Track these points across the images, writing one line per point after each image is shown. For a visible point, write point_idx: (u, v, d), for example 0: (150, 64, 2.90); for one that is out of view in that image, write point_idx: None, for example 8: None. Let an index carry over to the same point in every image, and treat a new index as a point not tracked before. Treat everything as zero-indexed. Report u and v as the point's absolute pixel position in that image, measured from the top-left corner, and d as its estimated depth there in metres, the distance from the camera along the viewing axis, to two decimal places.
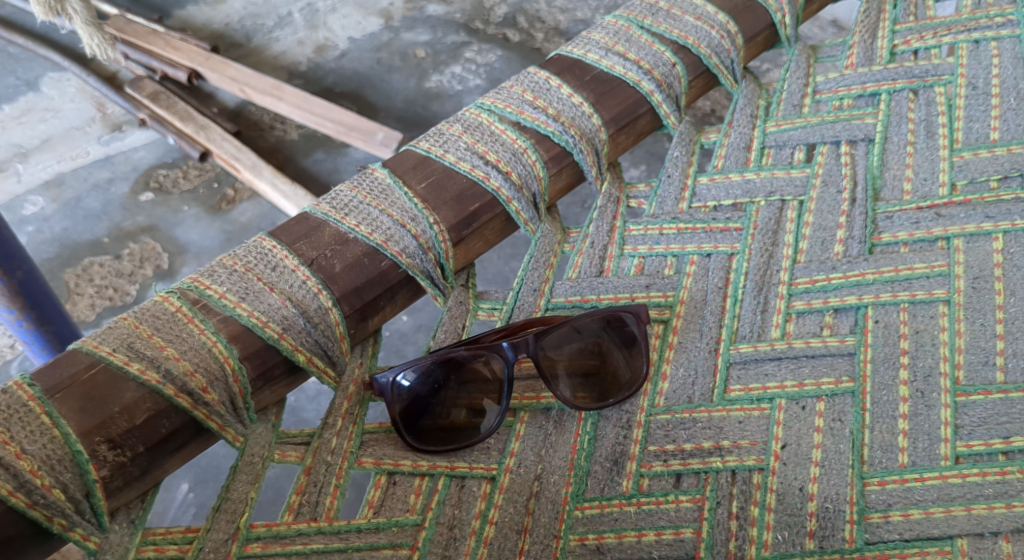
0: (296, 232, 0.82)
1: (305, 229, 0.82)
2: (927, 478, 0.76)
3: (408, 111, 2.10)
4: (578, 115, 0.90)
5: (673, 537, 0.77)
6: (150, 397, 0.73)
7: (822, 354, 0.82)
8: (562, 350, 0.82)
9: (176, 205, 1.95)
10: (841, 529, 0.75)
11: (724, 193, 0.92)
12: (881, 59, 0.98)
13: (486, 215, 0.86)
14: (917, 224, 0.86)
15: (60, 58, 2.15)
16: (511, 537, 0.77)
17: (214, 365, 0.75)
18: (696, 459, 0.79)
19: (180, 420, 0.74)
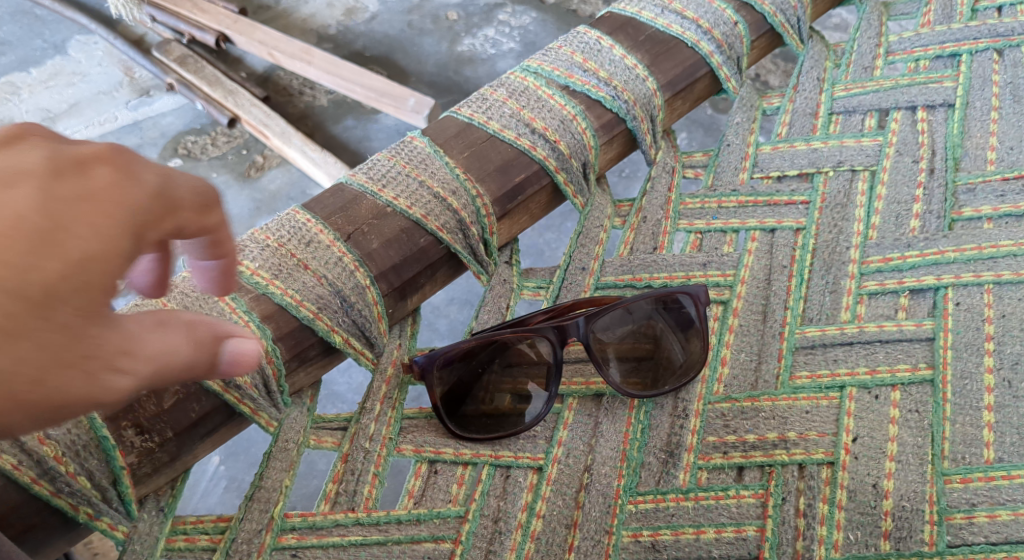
0: (324, 205, 0.76)
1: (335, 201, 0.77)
2: (1017, 476, 0.69)
3: (440, 76, 2.03)
4: (631, 78, 0.84)
5: (735, 536, 0.70)
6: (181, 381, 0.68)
7: (898, 339, 0.76)
8: (612, 325, 0.77)
9: (205, 171, 1.83)
10: (920, 530, 0.69)
11: (788, 162, 0.86)
12: (961, 17, 0.92)
13: (532, 187, 0.80)
14: (1003, 196, 0.80)
15: (88, 20, 2.04)
16: (560, 532, 0.71)
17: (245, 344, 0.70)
18: (759, 451, 0.73)
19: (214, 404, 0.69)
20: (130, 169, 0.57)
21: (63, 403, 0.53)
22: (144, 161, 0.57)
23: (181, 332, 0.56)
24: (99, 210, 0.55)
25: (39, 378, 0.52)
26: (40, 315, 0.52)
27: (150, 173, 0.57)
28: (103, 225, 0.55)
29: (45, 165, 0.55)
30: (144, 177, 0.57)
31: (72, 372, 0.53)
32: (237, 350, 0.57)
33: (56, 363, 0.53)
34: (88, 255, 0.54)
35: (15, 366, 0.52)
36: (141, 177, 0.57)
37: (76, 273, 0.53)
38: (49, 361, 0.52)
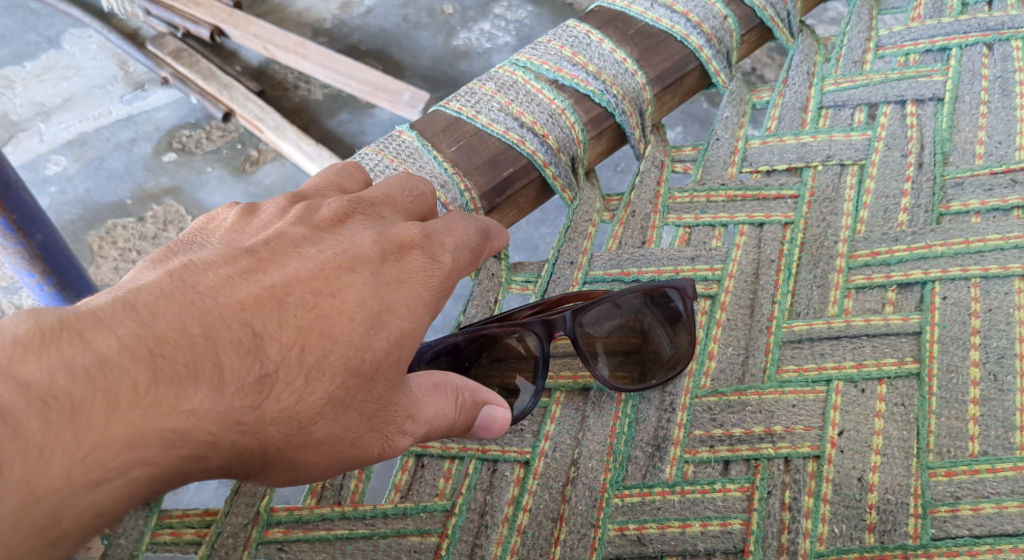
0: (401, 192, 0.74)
1: (411, 196, 0.73)
2: (1000, 470, 0.69)
3: (436, 70, 2.00)
4: (620, 72, 0.84)
5: (720, 529, 0.70)
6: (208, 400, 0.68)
7: (884, 333, 0.76)
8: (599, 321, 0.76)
9: (199, 166, 1.81)
10: (904, 523, 0.69)
11: (777, 156, 0.86)
12: (952, 11, 0.92)
13: (520, 181, 0.80)
14: (991, 191, 0.80)
15: (82, 13, 2.00)
16: (546, 525, 0.71)
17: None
18: (745, 445, 0.73)
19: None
20: (434, 253, 0.69)
21: (363, 458, 0.64)
22: (461, 241, 0.71)
23: (451, 400, 0.66)
24: (409, 291, 0.66)
25: (354, 440, 0.64)
26: (364, 387, 0.64)
27: (446, 253, 0.69)
28: (418, 301, 0.66)
29: (376, 251, 0.67)
30: (444, 248, 0.69)
31: (373, 435, 0.64)
32: (491, 417, 0.68)
33: (365, 426, 0.64)
34: (404, 331, 0.65)
35: (340, 431, 0.63)
36: (440, 260, 0.68)
37: (389, 351, 0.64)
38: (363, 426, 0.64)
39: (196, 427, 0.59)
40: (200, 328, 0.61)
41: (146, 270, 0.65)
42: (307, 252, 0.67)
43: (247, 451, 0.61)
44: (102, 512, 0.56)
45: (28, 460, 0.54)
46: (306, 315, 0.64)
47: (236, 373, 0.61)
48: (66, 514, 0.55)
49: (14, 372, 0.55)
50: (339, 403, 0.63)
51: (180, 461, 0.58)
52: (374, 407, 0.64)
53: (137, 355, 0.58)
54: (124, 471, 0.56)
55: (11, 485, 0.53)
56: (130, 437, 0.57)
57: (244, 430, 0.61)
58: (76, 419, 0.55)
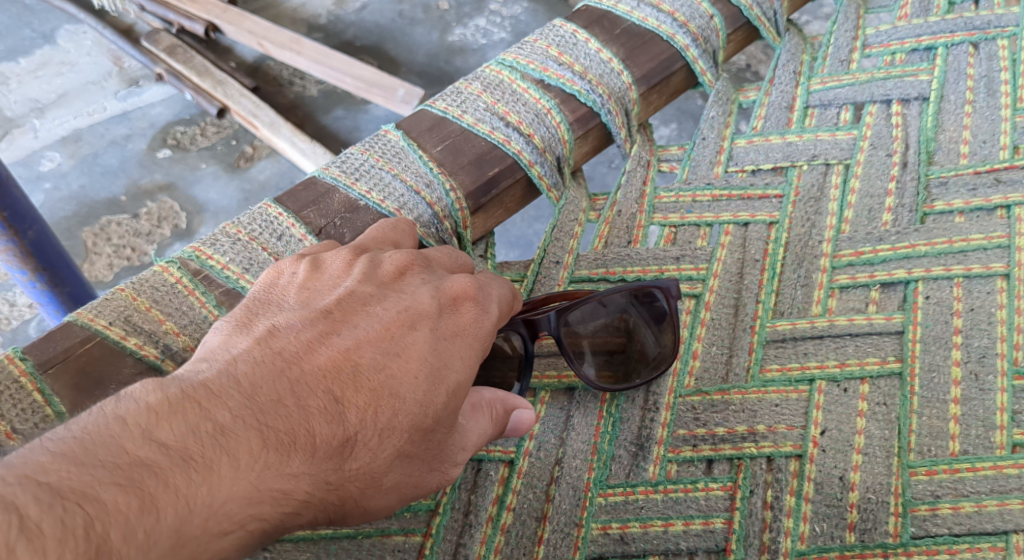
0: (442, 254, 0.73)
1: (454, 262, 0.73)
2: (980, 469, 0.70)
3: (430, 66, 1.97)
4: (606, 72, 0.84)
5: (702, 528, 0.71)
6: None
7: (867, 332, 0.76)
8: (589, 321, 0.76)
9: (194, 162, 1.81)
10: (884, 521, 0.69)
11: (763, 156, 0.86)
12: (938, 10, 0.92)
13: (506, 181, 0.80)
14: (974, 191, 0.80)
15: (76, 9, 1.99)
16: (530, 524, 0.72)
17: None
18: (728, 444, 0.73)
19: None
20: (483, 304, 0.69)
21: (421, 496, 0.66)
22: (504, 290, 0.71)
23: (487, 418, 0.67)
24: (464, 344, 0.67)
25: (420, 481, 0.65)
26: (427, 436, 0.64)
27: (494, 306, 0.69)
28: (471, 356, 0.67)
29: (432, 306, 0.67)
30: (490, 303, 0.69)
31: (434, 473, 0.65)
32: (520, 420, 0.69)
33: (430, 470, 0.65)
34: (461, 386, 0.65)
35: (405, 477, 0.64)
36: (489, 311, 0.69)
37: (454, 401, 0.65)
38: (426, 469, 0.65)
39: (297, 483, 0.61)
40: (293, 394, 0.62)
41: (235, 337, 0.65)
42: (374, 311, 0.67)
43: (332, 507, 0.63)
44: (222, 556, 0.59)
45: (177, 508, 0.57)
46: (378, 375, 0.64)
47: (328, 433, 0.62)
48: (200, 557, 0.57)
49: (148, 434, 0.58)
50: (410, 455, 0.64)
51: (281, 515, 0.60)
52: (433, 456, 0.65)
53: (247, 425, 0.60)
54: (243, 524, 0.59)
55: (162, 532, 0.56)
56: (248, 493, 0.59)
57: (329, 487, 0.62)
58: (208, 475, 0.58)
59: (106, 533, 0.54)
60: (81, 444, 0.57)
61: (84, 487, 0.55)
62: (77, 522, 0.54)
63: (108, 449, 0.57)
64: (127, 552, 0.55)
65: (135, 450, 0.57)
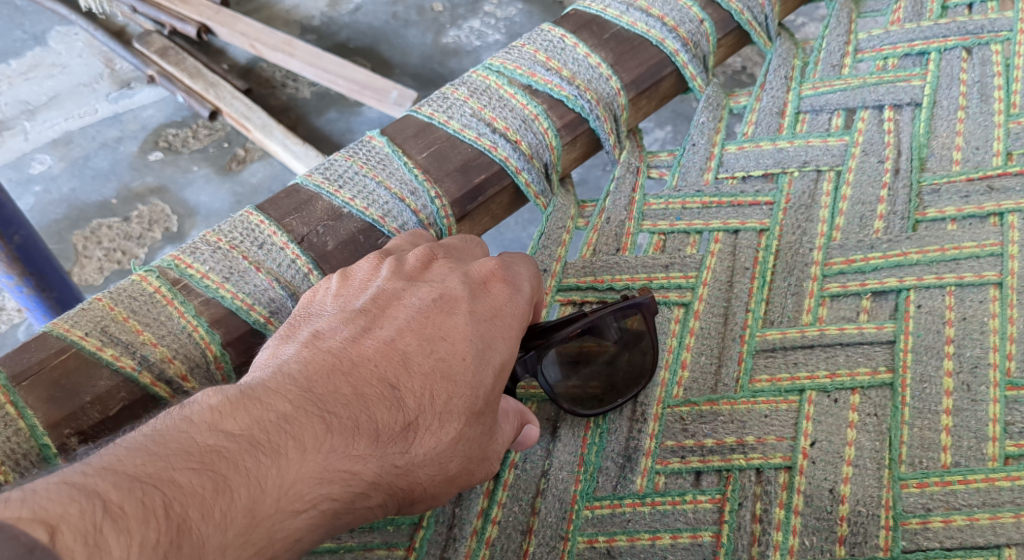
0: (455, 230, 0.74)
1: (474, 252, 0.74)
2: (972, 481, 0.69)
3: (424, 68, 1.96)
4: (595, 78, 0.83)
5: (690, 542, 0.70)
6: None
7: (858, 342, 0.75)
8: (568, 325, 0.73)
9: (185, 165, 1.79)
10: (875, 535, 0.68)
11: (753, 162, 0.85)
12: (931, 14, 0.91)
13: (492, 188, 0.79)
14: (967, 198, 0.79)
15: (68, 11, 1.98)
16: (516, 538, 0.71)
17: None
18: (716, 456, 0.72)
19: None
20: (515, 284, 0.69)
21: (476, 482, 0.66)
22: (532, 267, 0.71)
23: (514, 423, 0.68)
24: (504, 324, 0.68)
25: (480, 465, 0.66)
26: (481, 418, 0.65)
27: (525, 285, 0.70)
28: (512, 335, 0.68)
29: (463, 289, 0.69)
30: (523, 285, 0.70)
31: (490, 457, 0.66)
32: (528, 436, 0.70)
33: (487, 454, 0.66)
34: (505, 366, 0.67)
35: (470, 461, 0.65)
36: (521, 288, 0.69)
37: (502, 380, 0.66)
38: (484, 454, 0.66)
39: (363, 466, 0.62)
40: (350, 385, 0.64)
41: (281, 345, 0.66)
42: (411, 301, 0.68)
43: (399, 492, 0.64)
44: (301, 536, 0.59)
45: (248, 489, 0.57)
46: (430, 362, 0.66)
47: (391, 418, 0.64)
48: (277, 538, 0.58)
49: (215, 425, 0.59)
50: (469, 438, 0.65)
51: (350, 496, 0.61)
52: (487, 439, 0.66)
53: (309, 412, 0.61)
54: (315, 503, 0.60)
55: (236, 512, 0.57)
56: (317, 474, 0.60)
57: (397, 471, 0.63)
58: (276, 459, 0.59)
59: (184, 514, 0.55)
60: (153, 438, 0.58)
61: (159, 473, 0.56)
62: (156, 504, 0.54)
63: (178, 439, 0.58)
64: (207, 530, 0.55)
65: (205, 439, 0.58)
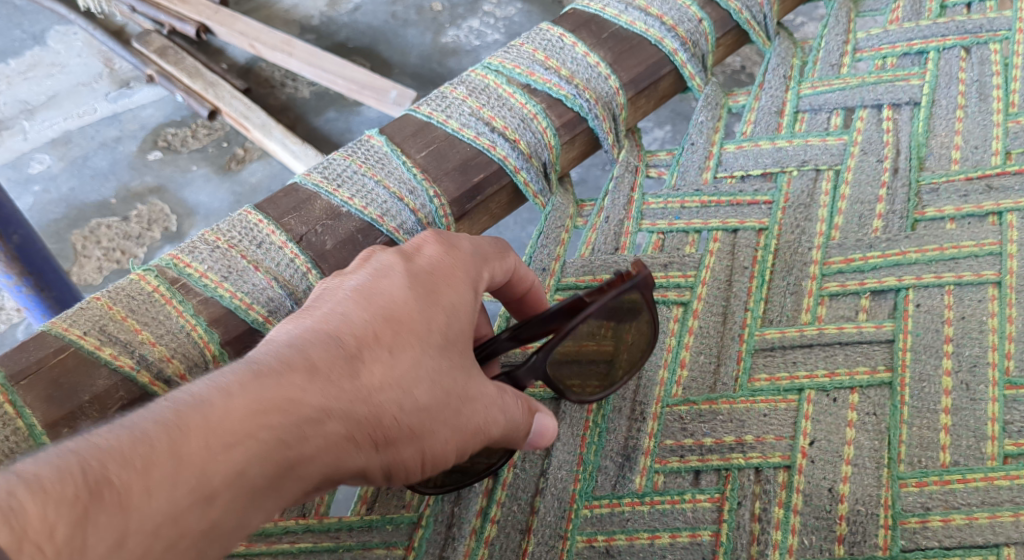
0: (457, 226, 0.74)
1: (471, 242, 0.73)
2: (970, 480, 0.69)
3: (422, 67, 1.95)
4: (594, 77, 0.83)
5: (689, 541, 0.70)
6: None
7: (857, 341, 0.75)
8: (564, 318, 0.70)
9: (184, 165, 1.79)
10: (874, 534, 0.68)
11: (752, 161, 0.85)
12: (929, 14, 0.91)
13: (491, 187, 0.79)
14: (966, 197, 0.79)
15: (67, 10, 1.97)
16: (514, 537, 0.71)
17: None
18: (715, 455, 0.72)
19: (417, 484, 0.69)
20: (451, 241, 0.69)
21: (480, 431, 0.65)
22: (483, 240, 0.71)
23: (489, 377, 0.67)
24: (444, 270, 0.68)
25: (455, 403, 0.64)
26: (440, 353, 0.65)
27: (464, 242, 0.70)
28: (456, 279, 0.68)
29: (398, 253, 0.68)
30: (478, 278, 0.69)
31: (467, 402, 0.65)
32: (542, 424, 0.68)
33: (455, 388, 0.65)
34: (455, 306, 0.67)
35: (442, 383, 0.64)
36: (459, 246, 0.69)
37: (453, 321, 0.66)
38: (455, 383, 0.65)
39: (301, 398, 0.61)
40: (284, 340, 0.63)
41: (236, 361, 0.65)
42: (350, 284, 0.67)
43: (363, 422, 0.62)
44: (248, 474, 0.58)
45: (171, 434, 0.57)
46: (372, 311, 0.65)
47: (316, 351, 0.63)
48: (216, 476, 0.57)
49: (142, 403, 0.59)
50: (416, 363, 0.64)
51: (296, 435, 0.60)
52: (460, 375, 0.65)
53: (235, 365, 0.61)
54: (253, 434, 0.58)
55: (162, 460, 0.56)
56: (253, 410, 0.59)
57: (353, 403, 0.62)
58: (201, 405, 0.58)
59: (102, 469, 0.55)
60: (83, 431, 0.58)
61: (79, 443, 0.55)
62: (69, 463, 0.54)
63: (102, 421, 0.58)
64: (127, 480, 0.55)
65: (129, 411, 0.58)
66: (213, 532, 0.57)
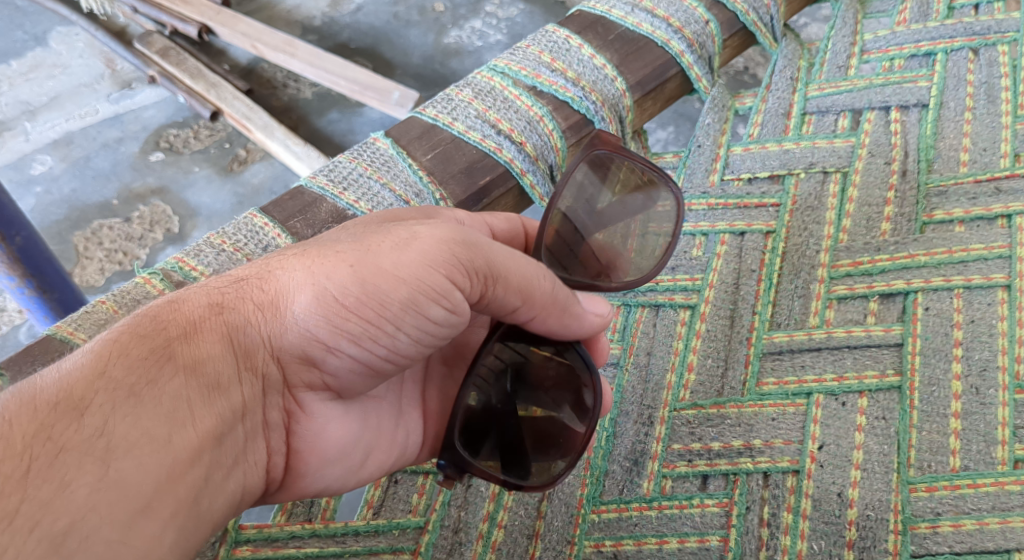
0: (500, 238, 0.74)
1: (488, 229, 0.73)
2: (981, 485, 0.68)
3: (426, 68, 1.86)
4: (600, 79, 0.83)
5: (698, 546, 0.69)
6: (479, 469, 0.67)
7: (865, 344, 0.74)
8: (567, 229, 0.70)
9: (186, 165, 1.67)
10: (884, 539, 0.68)
11: (759, 163, 0.84)
12: (937, 15, 0.91)
13: (497, 190, 0.78)
14: (975, 200, 0.78)
15: (70, 10, 1.83)
16: (522, 542, 0.71)
17: (479, 419, 0.68)
18: (724, 459, 0.72)
19: (523, 473, 0.69)
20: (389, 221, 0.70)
21: (441, 262, 0.62)
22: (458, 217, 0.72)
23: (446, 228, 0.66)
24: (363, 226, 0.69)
25: (356, 238, 0.63)
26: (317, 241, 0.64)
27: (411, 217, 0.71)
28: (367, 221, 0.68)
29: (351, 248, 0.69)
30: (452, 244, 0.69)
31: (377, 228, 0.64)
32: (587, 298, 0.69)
33: (350, 236, 0.64)
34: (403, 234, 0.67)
35: (347, 251, 0.63)
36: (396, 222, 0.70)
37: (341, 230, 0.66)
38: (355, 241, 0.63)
39: (185, 310, 0.62)
40: None
41: None
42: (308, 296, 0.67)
43: (231, 313, 0.62)
44: (153, 385, 0.58)
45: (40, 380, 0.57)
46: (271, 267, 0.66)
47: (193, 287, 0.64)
48: (85, 384, 0.56)
49: None
50: (302, 255, 0.63)
51: (191, 346, 0.60)
52: (363, 236, 0.64)
53: None
54: (111, 354, 0.58)
55: (33, 398, 0.56)
56: (116, 334, 0.59)
57: (217, 305, 0.62)
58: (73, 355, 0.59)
59: None
60: None
61: None
62: None
63: None
64: (7, 428, 0.54)
65: None
66: (146, 460, 0.56)
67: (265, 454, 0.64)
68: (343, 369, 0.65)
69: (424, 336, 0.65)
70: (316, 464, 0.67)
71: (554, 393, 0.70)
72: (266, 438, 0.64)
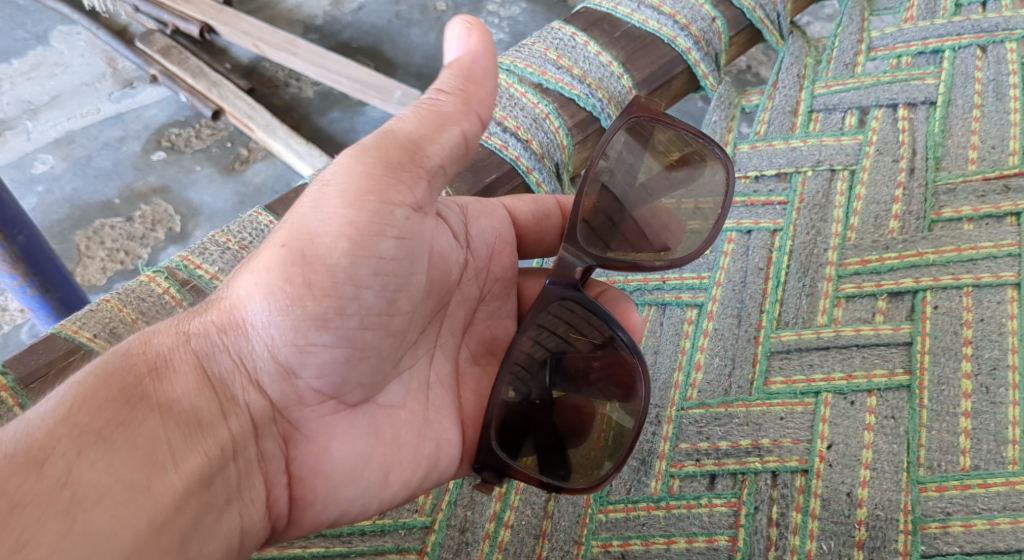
0: (532, 219, 0.77)
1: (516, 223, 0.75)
2: (992, 485, 0.68)
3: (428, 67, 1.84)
4: (606, 76, 0.82)
5: (706, 546, 0.69)
6: (515, 469, 0.67)
7: (874, 343, 0.74)
8: (607, 200, 0.72)
9: (189, 165, 1.66)
10: (894, 539, 0.67)
11: (766, 162, 0.84)
12: (945, 12, 0.90)
13: (503, 188, 0.78)
14: (984, 197, 0.78)
15: (70, 9, 1.82)
16: (529, 542, 0.70)
17: (518, 417, 0.68)
18: (732, 459, 0.72)
19: (563, 474, 0.67)
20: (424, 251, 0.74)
21: (369, 190, 0.64)
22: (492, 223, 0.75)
23: None
24: None
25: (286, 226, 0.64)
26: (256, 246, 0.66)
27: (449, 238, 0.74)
28: None
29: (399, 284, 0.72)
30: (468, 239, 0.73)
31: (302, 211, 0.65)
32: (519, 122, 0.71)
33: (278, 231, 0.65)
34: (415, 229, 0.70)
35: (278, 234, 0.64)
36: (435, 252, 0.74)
37: None
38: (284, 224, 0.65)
39: (152, 345, 0.61)
40: None
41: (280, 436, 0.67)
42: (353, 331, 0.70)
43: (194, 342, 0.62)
44: (124, 428, 0.56)
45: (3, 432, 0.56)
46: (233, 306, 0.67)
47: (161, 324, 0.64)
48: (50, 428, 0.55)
49: None
50: (245, 264, 0.65)
51: (162, 384, 0.60)
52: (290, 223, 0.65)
53: None
54: (78, 394, 0.57)
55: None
56: (81, 379, 0.59)
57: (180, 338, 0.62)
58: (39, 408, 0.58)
59: None
60: None
61: None
62: None
63: None
64: None
65: None
66: (121, 510, 0.54)
67: (263, 488, 0.63)
68: (323, 367, 0.64)
69: (389, 287, 0.65)
70: (325, 491, 0.65)
71: (600, 385, 0.69)
72: (263, 471, 0.63)
